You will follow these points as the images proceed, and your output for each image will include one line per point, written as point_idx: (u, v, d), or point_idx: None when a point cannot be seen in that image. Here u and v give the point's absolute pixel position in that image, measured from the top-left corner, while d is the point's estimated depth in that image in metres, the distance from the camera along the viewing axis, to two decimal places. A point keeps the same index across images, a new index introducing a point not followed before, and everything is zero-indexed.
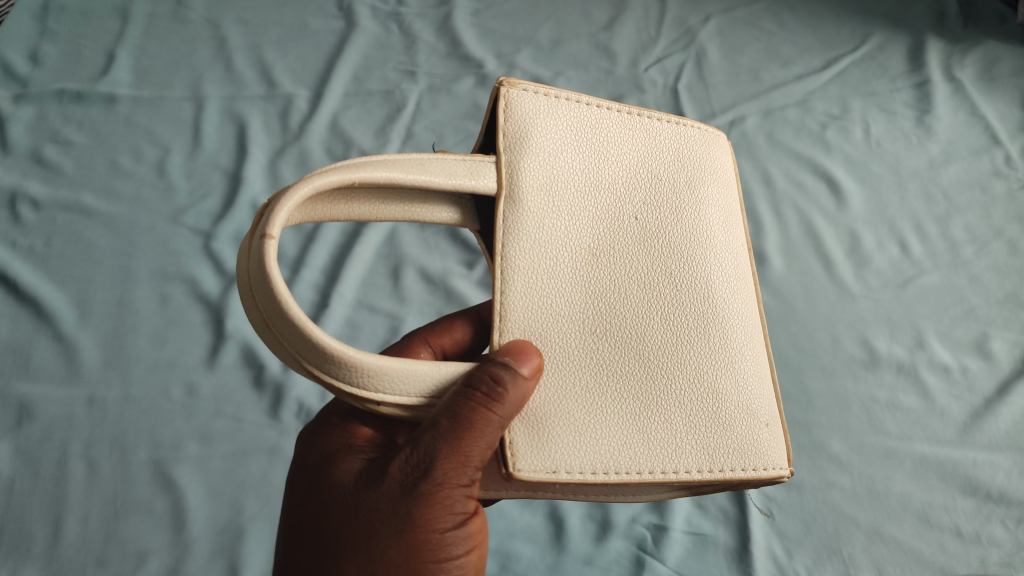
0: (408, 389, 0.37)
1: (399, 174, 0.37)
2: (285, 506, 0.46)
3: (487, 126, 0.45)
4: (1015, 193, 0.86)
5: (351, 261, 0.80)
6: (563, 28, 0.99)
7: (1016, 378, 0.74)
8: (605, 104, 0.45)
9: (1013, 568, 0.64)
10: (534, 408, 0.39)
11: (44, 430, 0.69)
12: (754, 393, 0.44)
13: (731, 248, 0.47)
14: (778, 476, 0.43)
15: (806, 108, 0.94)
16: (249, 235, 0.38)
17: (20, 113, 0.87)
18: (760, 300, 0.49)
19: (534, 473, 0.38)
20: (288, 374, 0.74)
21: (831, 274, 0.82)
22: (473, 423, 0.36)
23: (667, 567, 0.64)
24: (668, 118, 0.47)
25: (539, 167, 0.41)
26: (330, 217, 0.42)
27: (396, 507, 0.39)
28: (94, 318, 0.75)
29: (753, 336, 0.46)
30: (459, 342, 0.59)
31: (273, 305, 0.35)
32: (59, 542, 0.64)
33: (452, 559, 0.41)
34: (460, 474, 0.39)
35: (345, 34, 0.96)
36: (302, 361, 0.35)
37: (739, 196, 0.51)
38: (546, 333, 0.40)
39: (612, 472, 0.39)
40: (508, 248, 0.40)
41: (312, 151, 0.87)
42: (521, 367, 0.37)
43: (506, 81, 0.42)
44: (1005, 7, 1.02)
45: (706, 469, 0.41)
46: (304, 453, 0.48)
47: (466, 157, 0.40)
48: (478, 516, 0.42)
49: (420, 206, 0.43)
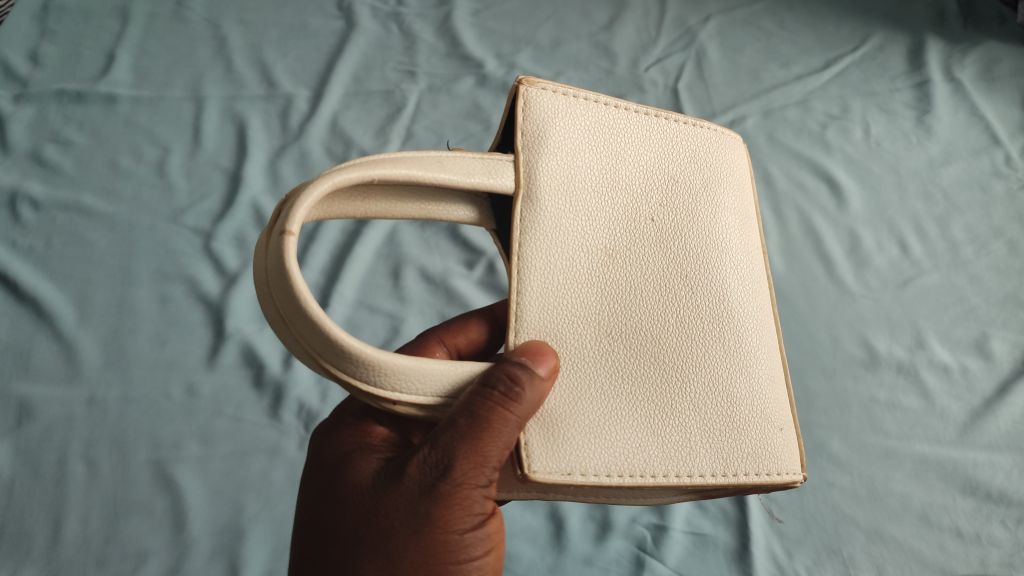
0: (424, 388, 0.37)
1: (417, 172, 0.37)
2: (300, 506, 0.46)
3: (505, 124, 0.44)
4: (1015, 193, 0.86)
5: (351, 261, 0.80)
6: (562, 28, 0.99)
7: (1016, 378, 0.74)
8: (624, 105, 0.45)
9: (1013, 568, 0.64)
10: (548, 409, 0.39)
11: (45, 430, 0.69)
12: (768, 398, 0.44)
13: (746, 250, 0.47)
14: (792, 482, 0.43)
15: (806, 108, 0.94)
16: (266, 230, 0.39)
17: (19, 113, 0.87)
18: (774, 303, 0.49)
19: (549, 475, 0.38)
20: (288, 374, 0.74)
21: (831, 274, 0.82)
22: (491, 423, 0.36)
23: (667, 567, 0.64)
24: (685, 120, 0.47)
25: (556, 167, 0.41)
26: (347, 214, 0.42)
27: (415, 508, 0.39)
28: (93, 317, 0.75)
29: (767, 341, 0.46)
30: (473, 342, 0.59)
31: (292, 303, 0.35)
32: (59, 543, 0.64)
33: (471, 561, 0.41)
34: (478, 474, 0.39)
35: (345, 34, 0.96)
36: (319, 359, 0.35)
37: (754, 200, 0.51)
38: (561, 334, 0.40)
39: (626, 475, 0.39)
40: (524, 248, 0.40)
41: (312, 151, 0.87)
42: (538, 368, 0.37)
43: (525, 80, 0.42)
44: (1005, 7, 1.01)
45: (719, 473, 0.41)
46: (319, 453, 0.48)
47: (483, 156, 0.40)
48: (496, 517, 0.42)
49: (436, 204, 0.43)
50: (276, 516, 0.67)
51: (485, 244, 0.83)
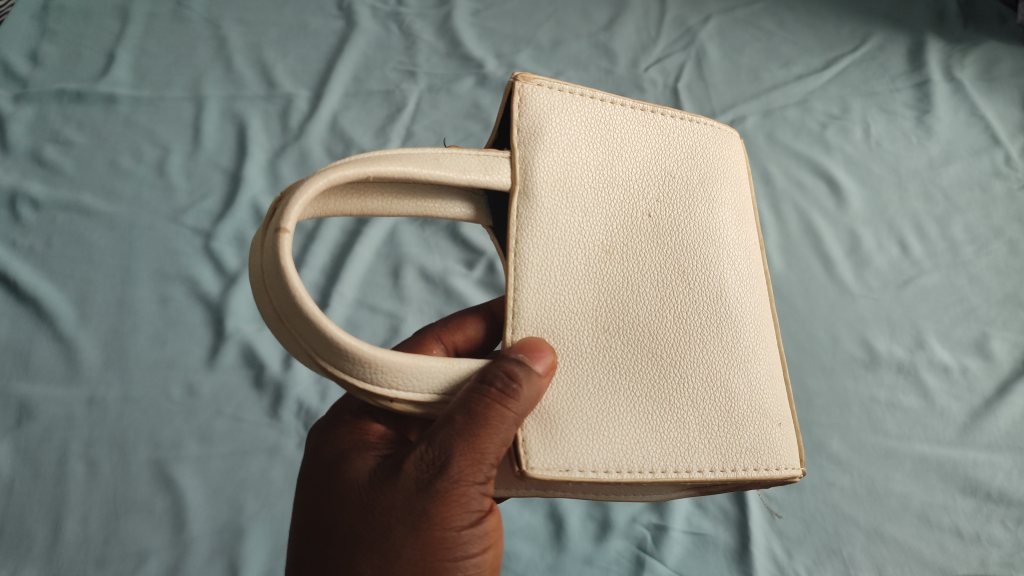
0: (421, 385, 0.37)
1: (412, 169, 0.37)
2: (297, 505, 0.46)
3: (502, 120, 0.44)
4: (1015, 193, 0.86)
5: (351, 260, 0.80)
6: (562, 28, 0.99)
7: (1016, 378, 0.74)
8: (620, 100, 0.45)
9: (1013, 568, 0.64)
10: (546, 406, 0.39)
11: (45, 430, 0.69)
12: (767, 393, 0.44)
13: (743, 246, 0.47)
14: (791, 477, 0.43)
15: (806, 108, 0.94)
16: (262, 228, 0.39)
17: (19, 113, 0.87)
18: (772, 299, 0.49)
19: (547, 471, 0.38)
20: (288, 374, 0.74)
21: (831, 274, 0.82)
22: (488, 420, 0.36)
23: (667, 567, 0.64)
24: (682, 115, 0.47)
25: (553, 163, 0.41)
26: (343, 211, 0.42)
27: (412, 505, 0.39)
28: (93, 317, 0.75)
29: (765, 336, 0.46)
30: (471, 339, 0.60)
31: (288, 301, 0.35)
32: (59, 543, 0.64)
33: (469, 558, 0.41)
34: (475, 471, 0.39)
35: (345, 34, 0.96)
36: (316, 357, 0.35)
37: (751, 195, 0.51)
38: (558, 331, 0.40)
39: (625, 472, 0.39)
40: (522, 244, 0.40)
41: (312, 151, 0.87)
42: (535, 364, 0.37)
43: (521, 76, 0.42)
44: (1005, 7, 1.01)
45: (718, 469, 0.41)
46: (316, 451, 0.48)
47: (480, 152, 0.40)
48: (493, 514, 0.42)
49: (433, 201, 0.43)
50: (276, 516, 0.67)
51: (485, 243, 0.82)
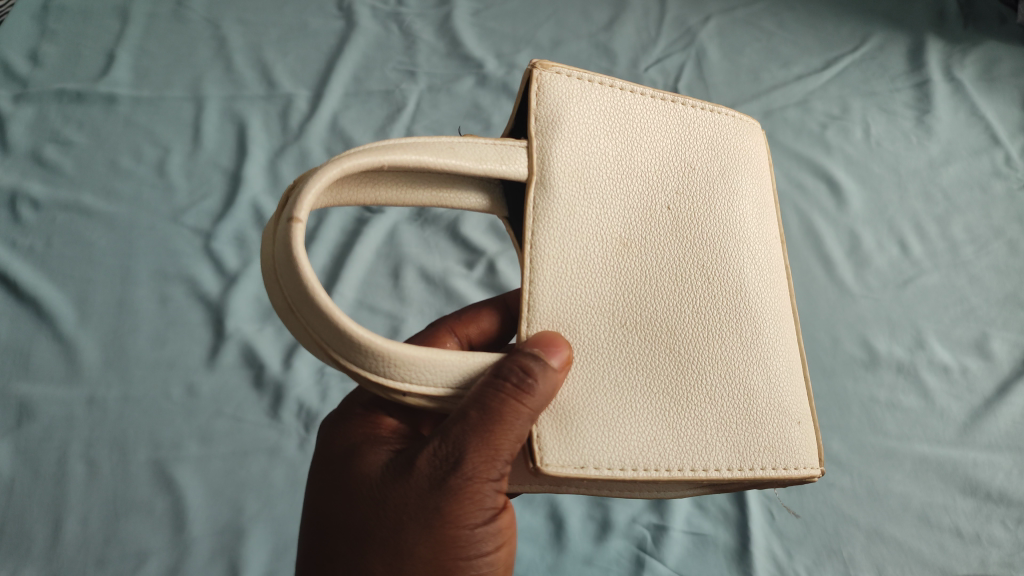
0: (434, 379, 0.37)
1: (428, 158, 0.37)
2: (308, 499, 0.46)
3: (518, 109, 0.44)
4: (1015, 193, 0.86)
5: (351, 261, 0.80)
6: (562, 27, 0.99)
7: (1016, 378, 0.74)
8: (640, 90, 0.44)
9: (1013, 568, 0.64)
10: (561, 401, 0.39)
11: (45, 430, 0.69)
12: (786, 391, 0.44)
13: (764, 239, 0.47)
14: (809, 476, 0.43)
15: (806, 108, 0.94)
16: (275, 216, 0.39)
17: (19, 113, 0.87)
18: (792, 295, 0.49)
19: (562, 468, 0.38)
20: (288, 374, 0.74)
21: (831, 275, 0.82)
22: (503, 415, 0.36)
23: (667, 567, 0.64)
24: (702, 106, 0.47)
25: (571, 155, 0.41)
26: (356, 201, 0.41)
27: (425, 502, 0.39)
28: (93, 317, 0.75)
29: (785, 331, 0.46)
30: (485, 332, 0.59)
31: (300, 293, 0.35)
32: (59, 543, 0.64)
33: (482, 556, 0.41)
34: (489, 468, 0.39)
35: (345, 34, 0.96)
36: (328, 349, 0.35)
37: (772, 189, 0.51)
38: (574, 324, 0.40)
39: (641, 469, 0.39)
40: (538, 236, 0.40)
41: (312, 151, 0.87)
42: (550, 359, 0.37)
43: (538, 64, 0.42)
44: (1005, 7, 1.01)
45: (735, 468, 0.41)
46: (327, 444, 0.48)
47: (496, 142, 0.40)
48: (507, 511, 0.42)
49: (448, 191, 0.43)
50: (276, 516, 0.67)
51: (485, 244, 0.83)
